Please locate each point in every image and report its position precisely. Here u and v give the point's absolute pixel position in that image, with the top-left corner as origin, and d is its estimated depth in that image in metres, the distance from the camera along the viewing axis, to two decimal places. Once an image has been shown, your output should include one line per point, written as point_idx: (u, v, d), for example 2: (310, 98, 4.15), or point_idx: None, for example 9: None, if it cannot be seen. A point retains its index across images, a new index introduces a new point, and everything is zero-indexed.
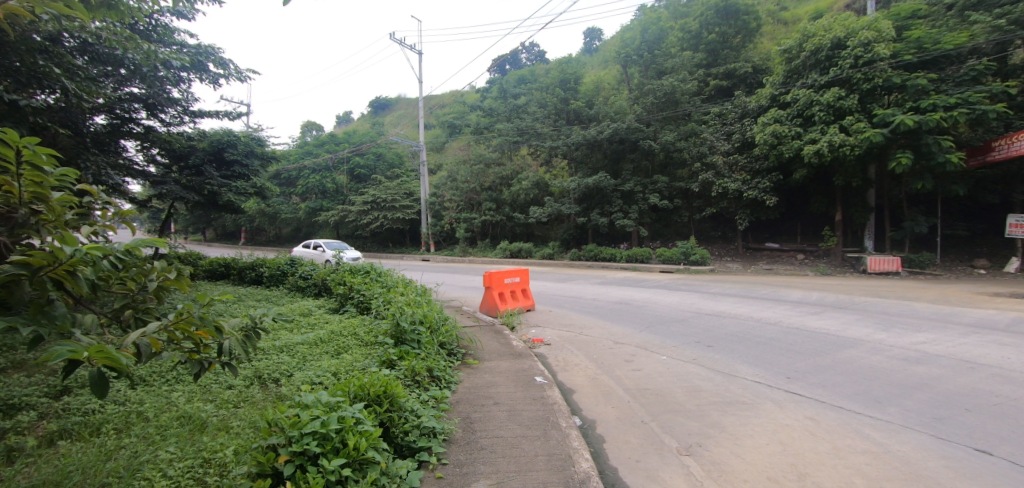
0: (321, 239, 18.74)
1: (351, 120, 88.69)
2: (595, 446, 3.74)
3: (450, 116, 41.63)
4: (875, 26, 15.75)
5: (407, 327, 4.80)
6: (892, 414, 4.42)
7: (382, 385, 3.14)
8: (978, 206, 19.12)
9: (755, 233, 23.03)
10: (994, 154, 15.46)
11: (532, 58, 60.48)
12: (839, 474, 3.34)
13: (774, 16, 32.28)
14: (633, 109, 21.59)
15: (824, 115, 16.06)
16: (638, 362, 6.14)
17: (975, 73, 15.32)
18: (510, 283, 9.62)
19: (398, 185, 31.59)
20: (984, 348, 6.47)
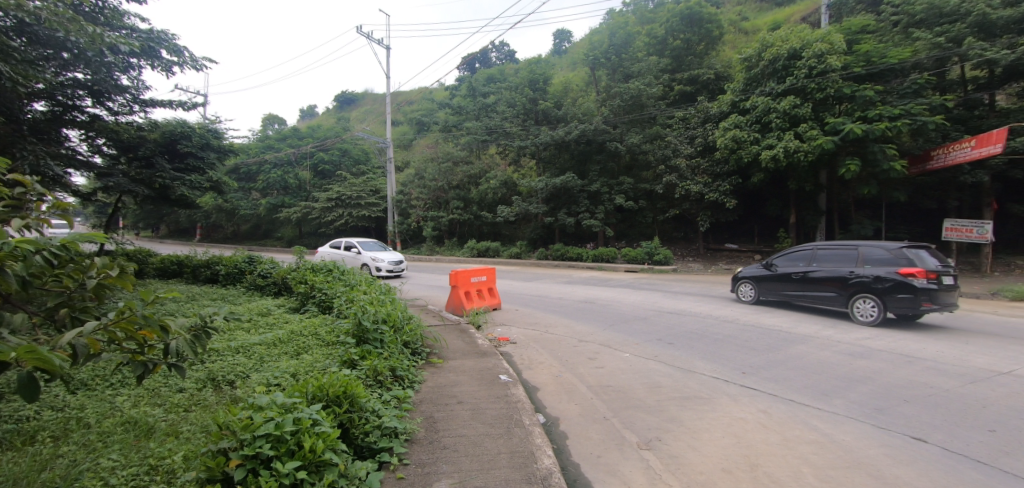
0: (353, 238, 16.27)
1: (315, 114, 86.36)
2: (558, 442, 3.77)
3: (418, 113, 41.24)
4: (828, 39, 16.54)
5: (370, 326, 4.70)
6: (837, 406, 4.66)
7: (342, 386, 3.06)
8: (918, 211, 20.42)
9: (716, 234, 23.78)
10: (933, 163, 16.49)
11: (502, 57, 60.45)
12: (789, 464, 3.49)
13: (735, 25, 33.47)
14: (600, 111, 21.95)
15: (780, 122, 16.72)
16: (601, 360, 6.23)
17: (916, 86, 16.34)
18: (476, 282, 9.57)
19: (364, 181, 30.97)
20: (921, 342, 6.91)
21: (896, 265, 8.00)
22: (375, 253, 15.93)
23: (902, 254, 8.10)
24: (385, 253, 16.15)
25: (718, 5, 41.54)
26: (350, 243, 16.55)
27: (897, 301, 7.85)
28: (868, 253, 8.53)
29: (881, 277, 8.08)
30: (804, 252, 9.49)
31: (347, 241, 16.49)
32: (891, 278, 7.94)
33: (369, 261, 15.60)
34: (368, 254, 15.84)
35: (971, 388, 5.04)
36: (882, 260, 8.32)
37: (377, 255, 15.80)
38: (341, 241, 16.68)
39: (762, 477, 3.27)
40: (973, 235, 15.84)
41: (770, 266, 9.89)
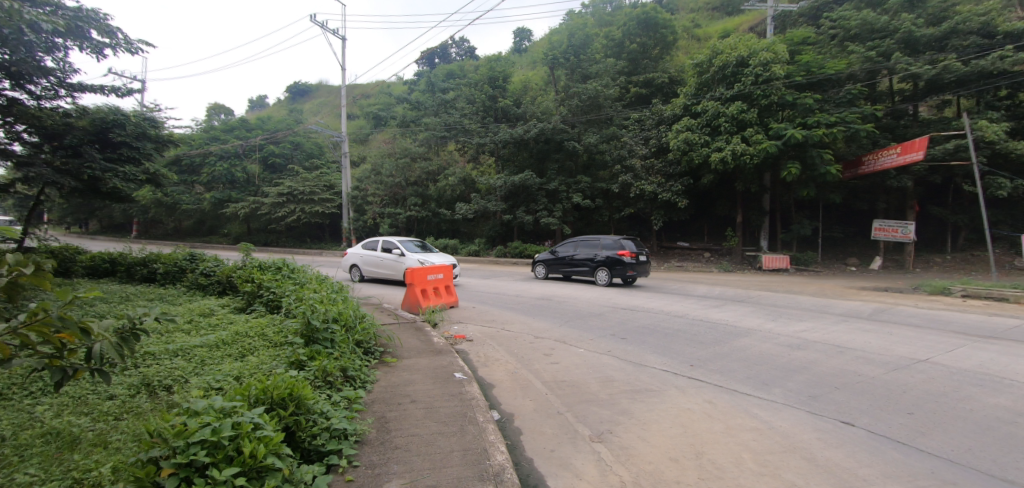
0: (393, 236, 12.96)
1: (265, 105, 82.75)
2: (512, 439, 3.78)
3: (375, 107, 40.29)
4: (772, 48, 17.41)
5: (320, 325, 4.54)
6: (776, 394, 4.93)
7: (287, 388, 2.94)
8: (850, 212, 21.88)
9: (668, 232, 24.63)
10: (864, 168, 17.68)
11: (461, 53, 59.91)
12: (732, 451, 3.65)
13: (689, 31, 34.64)
14: (559, 110, 22.19)
15: (728, 126, 17.47)
16: (556, 355, 6.31)
17: (851, 96, 17.49)
18: (433, 279, 9.44)
19: (317, 176, 29.96)
20: (850, 334, 7.41)
21: (615, 248, 13.00)
22: (423, 255, 12.64)
23: (620, 242, 13.19)
24: (434, 255, 12.84)
25: (673, 12, 42.83)
26: (388, 243, 13.21)
27: (617, 270, 12.88)
28: (605, 242, 13.50)
29: (609, 257, 13.05)
30: (573, 242, 14.21)
31: (386, 240, 13.14)
32: (615, 257, 12.94)
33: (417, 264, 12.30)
34: (413, 255, 12.52)
35: (892, 375, 5.46)
36: (611, 246, 13.35)
37: (424, 257, 12.48)
38: (378, 240, 13.33)
39: (706, 464, 3.42)
40: (898, 235, 17.12)
41: (554, 252, 14.48)
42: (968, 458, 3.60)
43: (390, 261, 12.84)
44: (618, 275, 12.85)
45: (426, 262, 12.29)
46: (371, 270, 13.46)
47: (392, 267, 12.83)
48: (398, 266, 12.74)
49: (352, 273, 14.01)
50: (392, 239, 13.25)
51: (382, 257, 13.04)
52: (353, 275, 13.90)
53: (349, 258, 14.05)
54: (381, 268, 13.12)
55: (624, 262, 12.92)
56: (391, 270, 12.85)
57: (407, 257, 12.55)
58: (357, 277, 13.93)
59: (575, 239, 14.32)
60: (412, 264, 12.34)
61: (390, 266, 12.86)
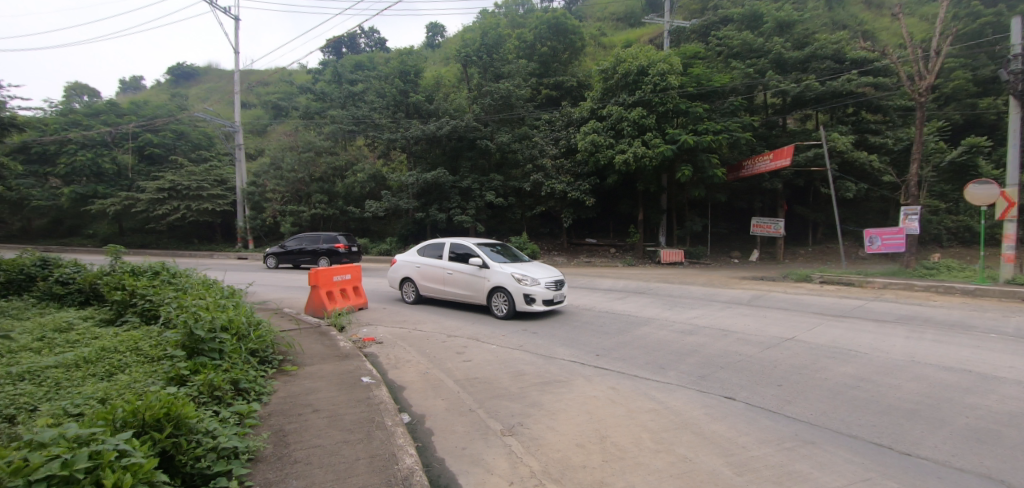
0: (472, 241, 8.92)
1: (143, 87, 73.50)
2: (422, 440, 3.70)
3: (274, 97, 37.44)
4: (668, 60, 18.76)
5: (205, 335, 4.11)
6: (670, 376, 5.35)
7: (164, 407, 2.63)
8: (733, 210, 24.39)
9: (577, 229, 25.72)
10: (744, 171, 19.70)
11: (371, 45, 57.68)
12: (632, 432, 3.90)
13: (596, 38, 36.40)
14: (472, 109, 22.17)
15: (630, 130, 18.58)
16: (469, 353, 6.30)
17: (733, 106, 19.53)
18: (340, 280, 8.99)
19: (206, 170, 27.10)
20: (734, 318, 8.27)
21: (332, 241, 17.48)
22: (519, 267, 8.53)
23: (335, 237, 17.70)
24: (529, 265, 8.75)
25: (581, 19, 44.71)
26: (460, 249, 9.22)
27: (332, 258, 17.38)
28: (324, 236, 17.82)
29: (327, 248, 17.38)
30: (297, 238, 18.05)
31: (456, 245, 9.23)
32: (332, 248, 17.38)
33: (512, 282, 8.23)
34: (503, 267, 8.49)
35: (766, 353, 6.16)
36: (329, 240, 17.74)
37: (521, 270, 8.40)
38: (443, 244, 9.40)
39: (609, 447, 3.61)
40: (771, 231, 19.28)
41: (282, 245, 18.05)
42: (823, 420, 4.18)
43: (470, 276, 8.78)
44: (337, 261, 17.36)
45: (530, 278, 8.20)
46: (435, 287, 9.40)
47: (472, 284, 8.75)
48: (480, 282, 8.65)
49: (410, 291, 10.00)
50: (466, 242, 9.26)
51: (453, 270, 9.06)
52: (408, 292, 9.93)
53: (403, 269, 10.03)
54: (454, 285, 9.05)
55: (340, 252, 17.36)
56: (466, 290, 8.85)
57: (495, 270, 8.51)
58: (414, 295, 9.95)
59: (301, 236, 18.16)
60: (506, 280, 8.28)
61: (467, 283, 8.83)
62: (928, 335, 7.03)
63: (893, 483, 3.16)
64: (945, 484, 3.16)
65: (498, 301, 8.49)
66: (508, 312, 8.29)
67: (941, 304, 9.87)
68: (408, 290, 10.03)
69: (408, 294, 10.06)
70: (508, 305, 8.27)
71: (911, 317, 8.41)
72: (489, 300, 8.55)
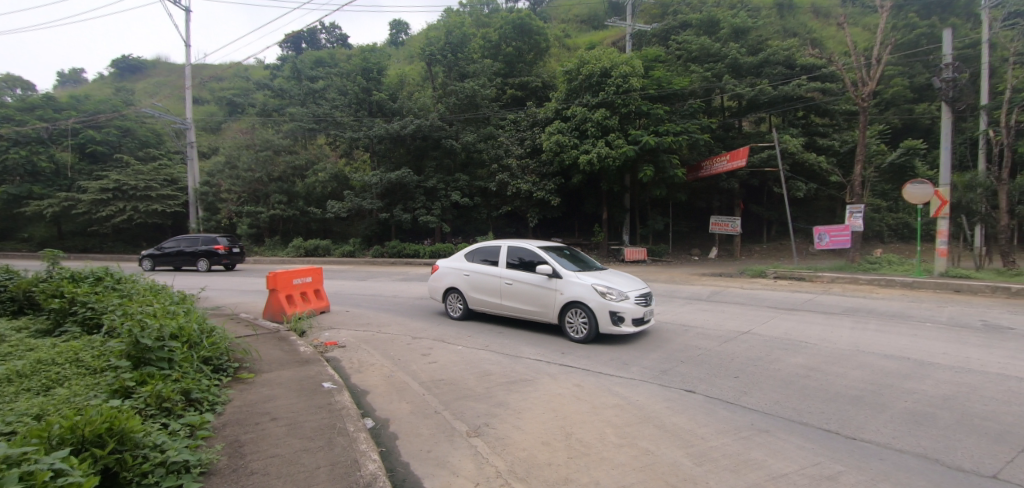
0: (539, 245, 7.33)
1: (84, 80, 69.22)
2: (387, 444, 3.64)
3: (229, 92, 35.98)
4: (630, 63, 19.18)
5: (152, 344, 3.90)
6: (633, 372, 5.46)
7: (106, 421, 2.48)
8: (693, 209, 25.15)
9: (543, 229, 25.93)
10: (703, 172, 20.31)
11: (332, 41, 56.32)
12: (596, 428, 3.95)
13: (560, 39, 36.80)
14: (436, 108, 21.95)
15: (594, 130, 18.85)
16: (434, 355, 6.24)
17: (692, 109, 20.12)
18: (299, 283, 8.71)
19: (154, 169, 25.71)
20: (694, 313, 8.54)
21: (210, 242, 17.67)
22: (600, 277, 6.89)
23: (214, 238, 17.90)
24: (608, 275, 7.13)
25: (546, 21, 45.11)
26: (520, 254, 7.63)
27: (210, 258, 17.58)
28: (203, 238, 17.96)
29: (205, 249, 17.57)
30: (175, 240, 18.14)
31: (516, 249, 7.67)
32: (211, 249, 17.58)
33: (595, 295, 6.57)
34: (579, 278, 6.87)
35: (723, 346, 6.39)
36: (207, 241, 17.92)
37: (602, 281, 6.77)
38: (500, 247, 7.84)
39: (574, 443, 3.65)
40: (728, 229, 19.94)
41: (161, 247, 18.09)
42: (776, 409, 4.36)
43: (536, 288, 7.16)
44: (216, 262, 17.57)
45: (617, 293, 6.57)
46: (490, 301, 7.79)
47: (540, 298, 7.12)
48: (551, 296, 7.00)
49: (457, 304, 8.39)
50: (528, 246, 7.67)
51: (513, 280, 7.45)
52: (455, 305, 8.34)
53: (448, 277, 8.43)
54: (516, 298, 7.42)
55: (219, 253, 17.62)
56: (531, 305, 7.23)
57: (569, 280, 6.88)
58: (461, 309, 8.34)
59: (181, 237, 18.20)
60: (586, 294, 6.64)
61: (532, 295, 7.22)
62: (871, 325, 7.47)
63: (840, 465, 3.34)
64: (887, 464, 3.36)
65: (574, 319, 6.84)
66: (588, 334, 6.63)
67: (881, 296, 10.53)
68: (454, 302, 8.42)
69: (453, 308, 8.46)
70: (588, 325, 6.62)
71: (855, 308, 8.94)
72: (564, 318, 6.90)
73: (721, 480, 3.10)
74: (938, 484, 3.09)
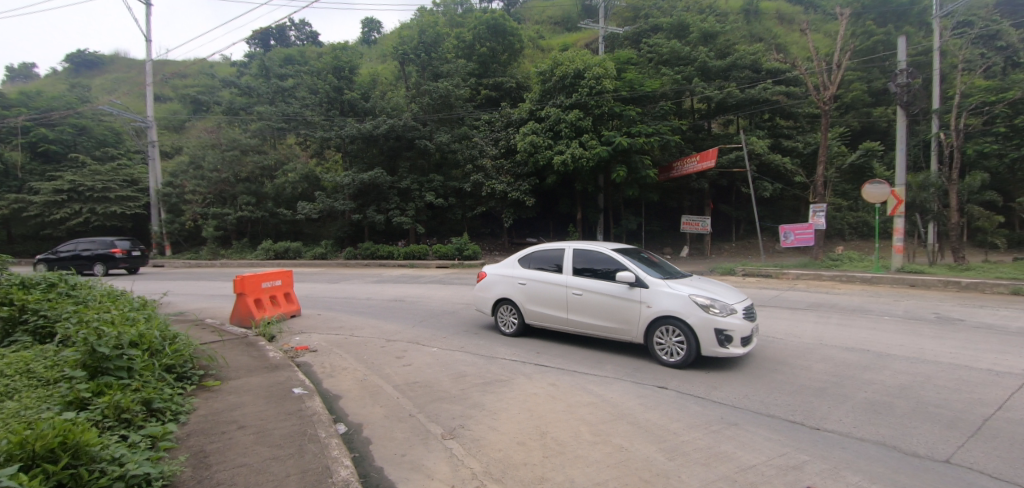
0: (617, 248, 6.12)
1: (34, 75, 65.75)
2: (359, 450, 3.58)
3: (193, 89, 34.79)
4: (603, 65, 19.45)
5: (110, 352, 3.73)
6: (607, 370, 5.53)
7: (58, 435, 2.36)
8: (665, 209, 25.62)
9: (518, 229, 25.98)
10: (674, 172, 20.69)
11: (301, 38, 55.21)
12: (571, 426, 3.98)
13: (534, 41, 37.03)
14: (409, 108, 21.73)
15: (568, 131, 18.99)
16: (408, 357, 6.17)
17: (664, 110, 20.50)
18: (268, 287, 8.48)
19: (112, 169, 24.63)
20: None
21: (108, 246, 18.06)
22: (697, 287, 5.70)
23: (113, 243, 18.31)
24: (701, 284, 5.94)
25: (519, 21, 45.19)
26: (589, 259, 6.45)
27: (107, 262, 17.96)
28: (102, 242, 18.32)
29: (103, 252, 17.95)
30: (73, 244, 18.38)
31: (583, 253, 6.49)
32: (107, 253, 17.95)
33: (696, 309, 5.36)
34: (670, 287, 5.67)
35: None
36: (106, 245, 18.30)
37: (699, 291, 5.59)
38: (564, 251, 6.63)
39: (549, 442, 3.67)
40: (699, 228, 20.35)
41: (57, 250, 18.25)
42: (744, 402, 4.49)
43: (614, 300, 5.95)
44: (112, 266, 17.94)
45: (723, 306, 5.35)
46: (552, 315, 6.58)
47: (619, 312, 5.90)
48: (636, 309, 5.77)
49: (510, 318, 7.15)
50: (598, 250, 6.47)
51: (583, 290, 6.24)
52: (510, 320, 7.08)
53: (498, 286, 7.21)
54: (589, 311, 6.18)
55: (116, 257, 18.04)
56: (606, 320, 6.03)
57: (659, 291, 5.67)
58: (515, 324, 7.11)
59: (79, 241, 18.44)
60: (682, 307, 5.43)
61: (608, 308, 6.01)
62: (833, 319, 7.78)
63: (805, 455, 3.45)
64: (849, 453, 3.49)
65: (664, 339, 5.62)
66: (685, 358, 5.42)
67: (843, 291, 10.97)
68: (507, 316, 7.18)
69: (505, 323, 7.23)
70: (685, 346, 5.42)
71: (819, 303, 9.28)
72: (652, 338, 5.68)
73: (693, 474, 3.17)
74: (896, 470, 3.23)
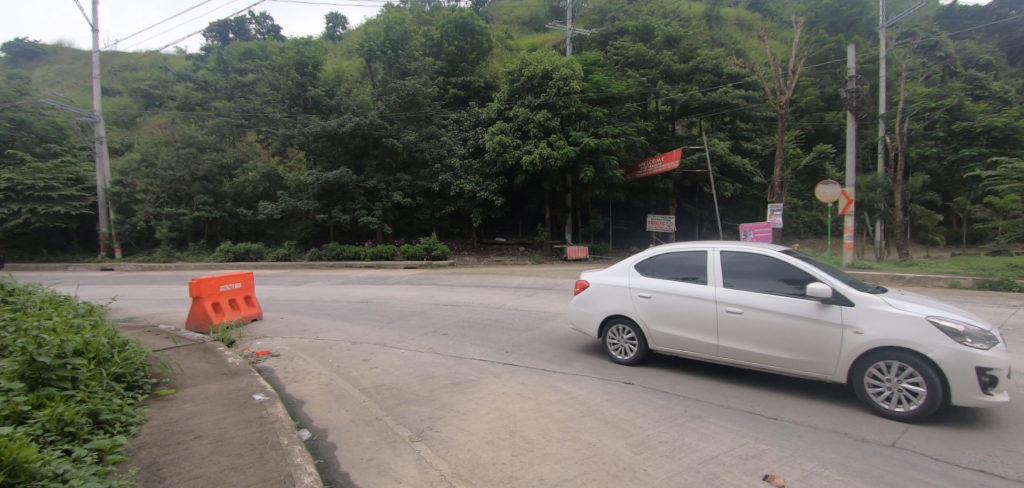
0: (798, 251, 4.55)
1: None
2: (324, 456, 3.49)
3: (145, 83, 33.12)
4: (570, 66, 19.69)
5: (52, 362, 3.50)
6: (576, 367, 5.58)
7: None
8: (631, 209, 26.11)
9: (487, 229, 25.93)
10: (640, 172, 21.09)
11: (262, 32, 53.46)
12: (540, 424, 4.01)
13: (502, 40, 37.08)
14: (376, 105, 21.39)
15: (536, 131, 19.10)
16: (376, 360, 6.07)
17: (630, 112, 20.89)
18: (227, 290, 8.18)
19: (55, 166, 23.15)
20: None
21: None
22: (931, 306, 4.11)
23: None
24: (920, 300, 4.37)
25: (488, 21, 45.14)
26: (751, 265, 4.83)
27: None
28: None
29: None
30: None
31: (740, 258, 4.91)
32: None
33: (944, 338, 3.79)
34: (892, 305, 4.09)
35: None
36: None
37: (932, 310, 4.03)
38: (710, 255, 5.05)
39: (519, 441, 3.68)
40: (664, 227, 20.83)
41: None
42: (708, 396, 4.62)
43: (796, 322, 4.40)
44: None
45: (980, 334, 3.78)
46: (699, 341, 4.96)
47: (807, 340, 4.34)
48: (840, 336, 4.20)
49: (904, 387, 3.94)
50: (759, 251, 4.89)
51: (747, 307, 4.65)
52: (629, 345, 5.49)
53: (610, 300, 5.60)
54: (760, 338, 4.58)
55: None
56: (784, 349, 4.47)
57: (874, 311, 4.10)
58: (634, 349, 5.51)
59: None
60: (919, 336, 3.86)
61: (786, 333, 4.45)
62: None
63: (764, 444, 3.58)
64: (804, 441, 3.65)
65: (881, 377, 4.06)
66: (923, 407, 3.84)
67: None
68: (624, 339, 5.56)
69: (885, 394, 4.04)
70: (919, 389, 3.86)
71: None
72: (863, 376, 4.12)
73: (659, 467, 3.24)
74: (848, 456, 3.40)
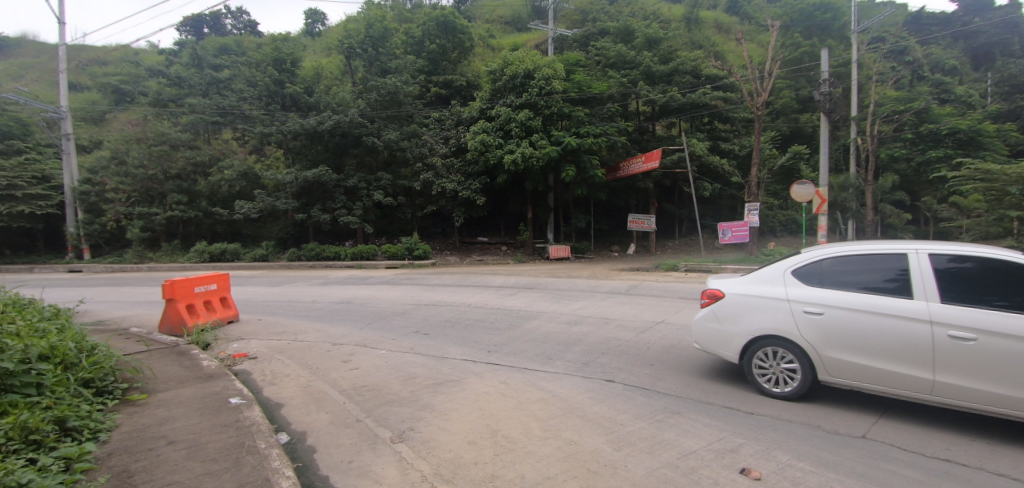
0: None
1: None
2: (303, 459, 3.44)
3: (114, 78, 32.09)
4: (552, 66, 19.78)
5: (16, 368, 3.36)
6: (558, 366, 5.61)
7: None
8: (612, 208, 26.34)
9: (469, 228, 25.85)
10: (621, 172, 21.27)
11: (239, 27, 52.34)
12: (522, 423, 4.02)
13: (484, 39, 37.02)
14: (356, 104, 21.17)
15: (518, 131, 19.14)
16: (356, 361, 6.00)
17: (611, 112, 21.07)
18: (202, 291, 7.99)
19: (19, 164, 22.25)
20: (614, 307, 8.93)
21: None
22: None
23: None
24: None
25: (470, 20, 45.03)
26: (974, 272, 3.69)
27: None
28: None
29: None
30: None
31: (954, 262, 3.77)
32: None
33: None
34: None
35: (641, 337, 6.76)
36: None
37: None
38: (908, 258, 3.91)
39: (501, 440, 3.68)
40: (644, 226, 21.05)
41: None
42: (688, 392, 4.69)
43: None
44: None
45: None
46: (904, 372, 3.80)
47: None
48: None
49: None
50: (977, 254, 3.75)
51: (976, 330, 3.52)
52: (786, 374, 4.33)
53: (760, 316, 4.42)
54: (1002, 372, 3.45)
55: None
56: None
57: None
58: (790, 378, 4.34)
59: None
60: None
61: None
62: None
63: (741, 439, 3.65)
64: (780, 434, 3.74)
65: None
66: None
67: None
68: (779, 366, 4.38)
69: None
70: None
71: None
72: None
73: (638, 463, 3.28)
74: (822, 448, 3.49)
